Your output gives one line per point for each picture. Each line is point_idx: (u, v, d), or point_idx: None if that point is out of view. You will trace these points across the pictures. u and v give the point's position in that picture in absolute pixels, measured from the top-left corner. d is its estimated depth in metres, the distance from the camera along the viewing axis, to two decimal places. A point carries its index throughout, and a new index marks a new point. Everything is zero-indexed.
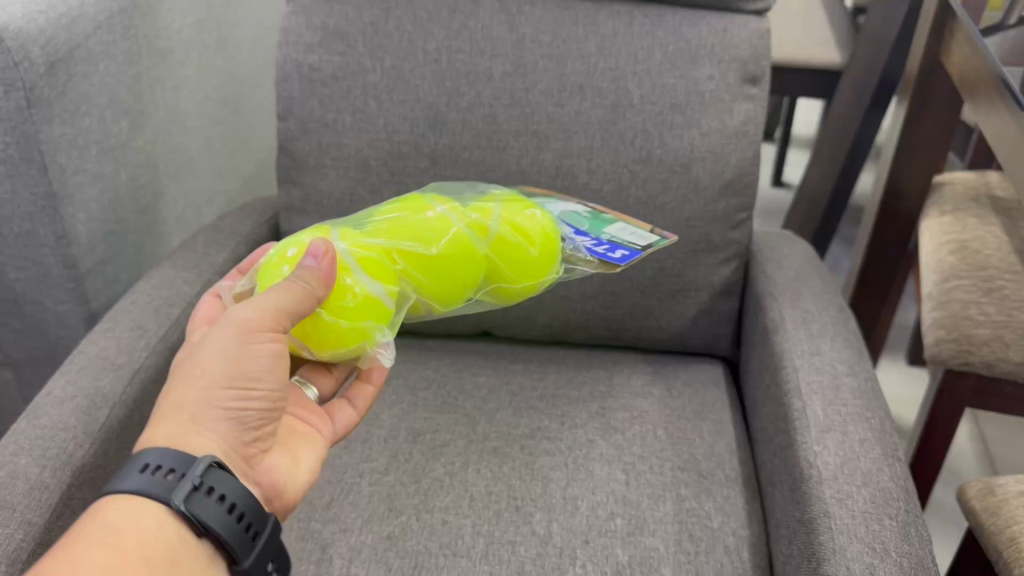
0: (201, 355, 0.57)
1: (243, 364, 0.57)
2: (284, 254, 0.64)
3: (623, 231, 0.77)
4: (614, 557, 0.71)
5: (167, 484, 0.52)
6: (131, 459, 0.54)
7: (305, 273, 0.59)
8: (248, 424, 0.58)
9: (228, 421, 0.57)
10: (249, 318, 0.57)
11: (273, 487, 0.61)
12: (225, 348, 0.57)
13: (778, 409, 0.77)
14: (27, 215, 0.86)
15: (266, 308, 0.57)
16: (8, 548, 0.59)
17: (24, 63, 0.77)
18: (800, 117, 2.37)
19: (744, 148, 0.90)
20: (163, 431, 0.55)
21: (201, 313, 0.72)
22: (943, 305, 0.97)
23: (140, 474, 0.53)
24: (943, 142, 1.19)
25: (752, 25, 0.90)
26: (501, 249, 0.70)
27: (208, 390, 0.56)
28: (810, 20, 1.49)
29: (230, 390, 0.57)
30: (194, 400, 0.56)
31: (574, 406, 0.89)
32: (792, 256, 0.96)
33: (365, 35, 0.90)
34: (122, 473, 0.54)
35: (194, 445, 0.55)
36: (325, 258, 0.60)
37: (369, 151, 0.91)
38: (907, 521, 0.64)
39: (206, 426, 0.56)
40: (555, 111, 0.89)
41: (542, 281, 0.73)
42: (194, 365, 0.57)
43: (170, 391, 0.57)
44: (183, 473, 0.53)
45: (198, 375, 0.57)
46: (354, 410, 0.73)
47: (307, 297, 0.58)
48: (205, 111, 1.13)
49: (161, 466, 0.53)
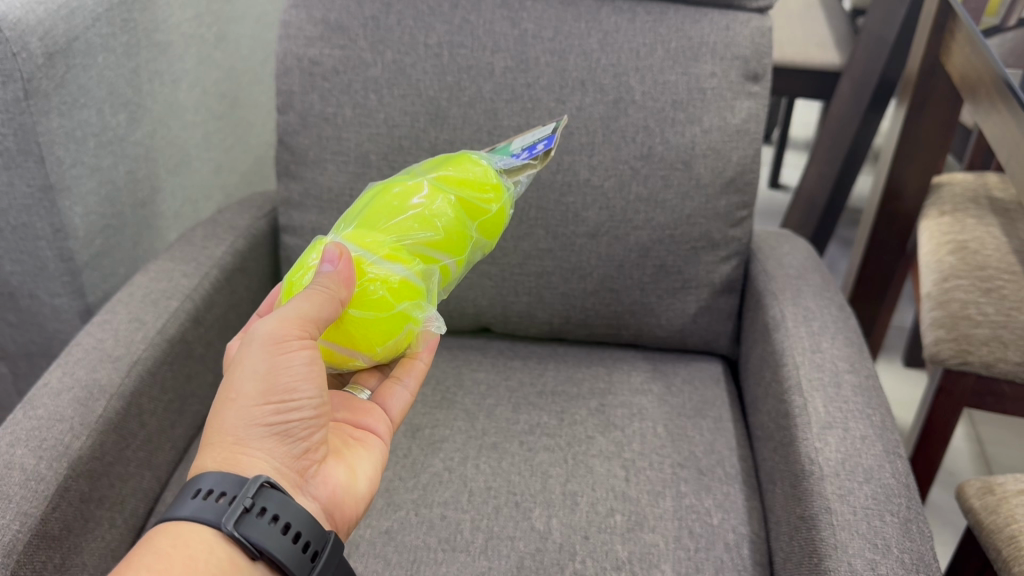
0: (235, 375, 0.56)
1: (276, 378, 0.55)
2: (297, 275, 0.61)
3: (524, 136, 0.72)
4: (614, 552, 0.71)
5: (217, 508, 0.51)
6: (186, 487, 0.54)
7: (326, 277, 0.56)
8: (295, 437, 0.56)
9: (273, 438, 0.55)
10: (272, 330, 0.55)
11: (334, 500, 0.59)
12: (257, 365, 0.55)
13: (779, 406, 0.77)
14: (24, 207, 0.85)
15: (288, 318, 0.55)
16: (4, 539, 0.58)
17: (22, 54, 0.76)
18: (797, 118, 2.38)
19: (745, 146, 0.90)
20: (211, 457, 0.54)
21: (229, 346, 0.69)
22: (942, 305, 0.97)
23: (195, 500, 0.52)
24: (942, 143, 1.19)
25: (755, 22, 0.90)
26: (470, 191, 0.65)
27: (246, 410, 0.55)
28: (809, 22, 1.49)
29: (268, 407, 0.55)
30: (235, 422, 0.55)
31: (573, 402, 0.89)
32: (792, 255, 0.96)
33: (366, 29, 0.90)
34: (177, 499, 0.53)
35: (242, 468, 0.54)
36: (342, 259, 0.57)
37: (368, 145, 0.91)
38: (909, 517, 0.63)
39: (251, 446, 0.55)
40: (556, 107, 0.89)
41: (507, 199, 0.67)
42: (231, 386, 0.55)
43: (211, 415, 0.56)
44: (234, 495, 0.52)
45: (234, 397, 0.55)
46: (407, 390, 0.71)
47: (330, 301, 0.56)
48: (203, 105, 1.12)
49: (212, 491, 0.52)
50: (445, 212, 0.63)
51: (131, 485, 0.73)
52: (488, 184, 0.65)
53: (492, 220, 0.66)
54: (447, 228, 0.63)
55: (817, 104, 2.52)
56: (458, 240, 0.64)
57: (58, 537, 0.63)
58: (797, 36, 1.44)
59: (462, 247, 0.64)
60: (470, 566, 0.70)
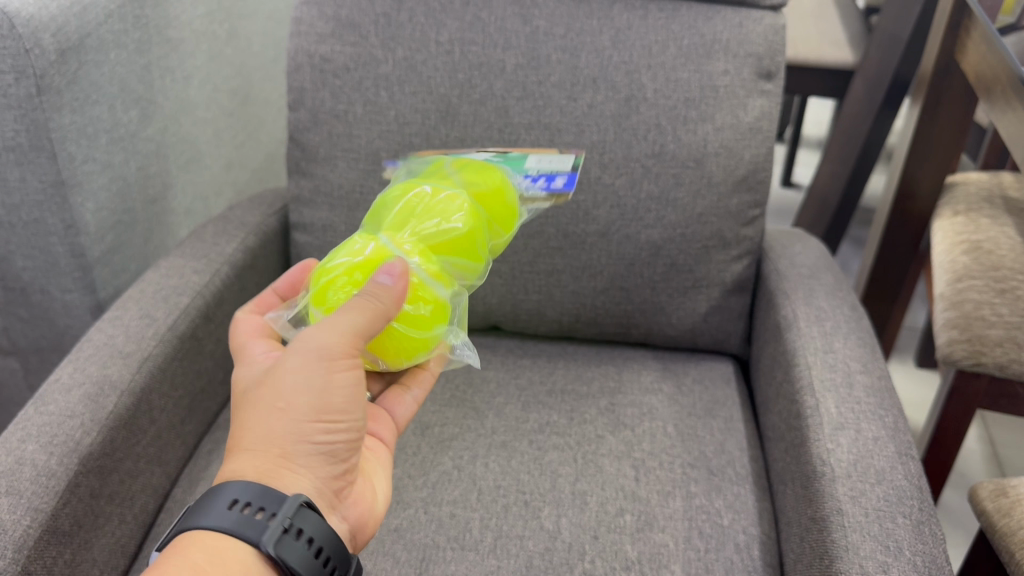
0: (283, 383, 0.54)
1: (329, 398, 0.54)
2: (341, 276, 0.59)
3: (541, 162, 0.74)
4: (624, 553, 0.71)
5: (256, 524, 0.51)
6: (219, 491, 0.53)
7: (385, 293, 0.55)
8: (337, 458, 0.56)
9: (318, 456, 0.55)
10: (328, 345, 0.54)
11: (358, 517, 0.60)
12: (311, 380, 0.54)
13: (790, 406, 0.76)
14: (35, 203, 0.86)
15: (343, 332, 0.54)
16: (15, 534, 0.59)
17: (35, 50, 0.76)
18: (809, 117, 2.37)
19: (758, 144, 0.89)
20: (254, 466, 0.53)
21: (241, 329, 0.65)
22: (956, 306, 0.96)
23: (231, 510, 0.51)
24: (956, 142, 1.18)
25: (769, 20, 0.89)
26: (498, 208, 0.64)
27: (296, 424, 0.54)
28: (823, 21, 1.48)
29: (318, 425, 0.54)
30: (282, 437, 0.54)
31: (583, 401, 0.88)
32: (805, 254, 0.95)
33: (377, 26, 0.89)
34: (210, 505, 0.52)
35: (287, 484, 0.53)
36: (400, 277, 0.55)
37: (379, 143, 0.91)
38: (921, 519, 0.63)
39: (297, 462, 0.54)
40: (568, 104, 0.88)
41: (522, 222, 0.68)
42: (280, 396, 0.54)
43: (253, 418, 0.55)
44: (274, 514, 0.51)
45: (283, 408, 0.54)
46: (415, 399, 0.70)
47: (382, 318, 0.55)
48: (214, 101, 1.12)
49: (252, 504, 0.52)
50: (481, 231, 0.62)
51: (141, 481, 0.73)
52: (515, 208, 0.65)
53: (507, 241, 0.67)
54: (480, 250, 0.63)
55: (830, 103, 2.51)
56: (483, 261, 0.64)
57: (69, 533, 0.63)
58: (810, 35, 1.44)
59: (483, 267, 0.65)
60: (479, 565, 0.70)
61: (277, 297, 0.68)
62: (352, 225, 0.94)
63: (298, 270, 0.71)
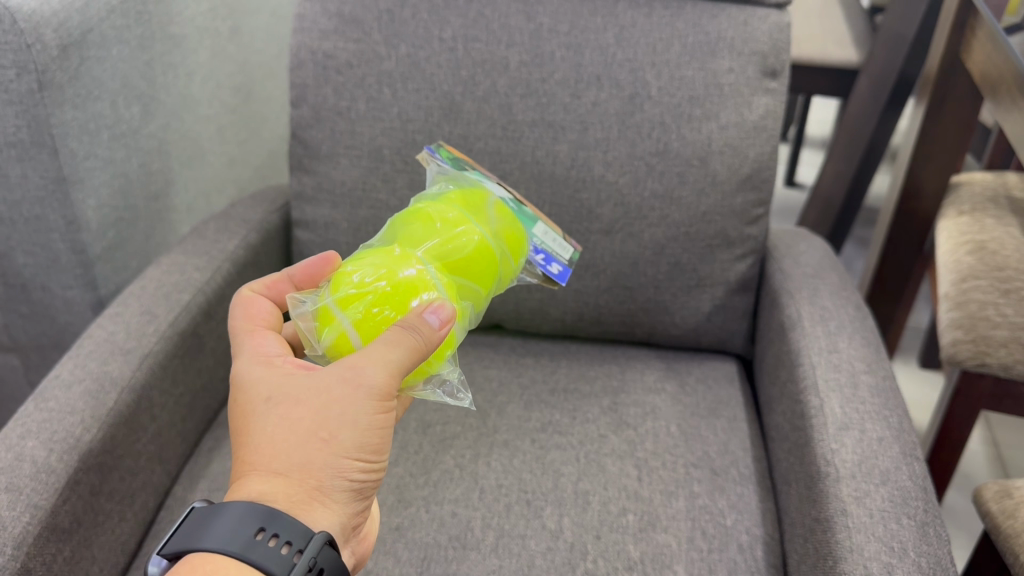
0: (324, 412, 0.50)
1: (371, 436, 0.51)
2: (373, 291, 0.52)
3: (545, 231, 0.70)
4: (626, 552, 0.70)
5: (280, 559, 0.47)
6: (237, 514, 0.48)
7: (436, 334, 0.51)
8: (362, 493, 0.53)
9: (348, 492, 0.51)
10: (380, 384, 0.50)
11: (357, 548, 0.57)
12: (355, 416, 0.50)
13: (795, 406, 0.76)
14: (37, 199, 0.85)
15: (394, 369, 0.50)
16: (14, 531, 0.58)
17: (37, 45, 0.76)
18: (812, 116, 2.36)
19: (763, 143, 0.89)
20: (282, 497, 0.49)
21: (241, 313, 0.59)
22: (960, 306, 0.95)
23: (255, 540, 0.47)
24: (961, 142, 1.18)
25: (774, 17, 0.88)
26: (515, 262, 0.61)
27: (337, 459, 0.50)
28: (828, 20, 1.47)
29: (356, 463, 0.51)
30: (317, 473, 0.49)
31: (586, 400, 0.88)
32: (809, 254, 0.95)
33: (380, 22, 0.89)
34: (228, 526, 0.48)
35: (316, 520, 0.50)
36: (448, 321, 0.51)
37: (382, 140, 0.90)
38: (926, 521, 0.62)
39: (330, 497, 0.50)
40: (571, 102, 0.88)
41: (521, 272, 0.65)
42: (317, 428, 0.49)
43: (283, 442, 0.50)
44: (299, 549, 0.48)
45: (324, 439, 0.49)
46: None
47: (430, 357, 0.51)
48: (217, 98, 1.12)
49: (278, 535, 0.48)
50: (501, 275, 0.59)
51: (141, 478, 0.72)
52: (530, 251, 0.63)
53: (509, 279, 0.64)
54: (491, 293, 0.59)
55: (835, 102, 2.50)
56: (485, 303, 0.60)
57: (68, 530, 0.63)
58: (816, 34, 1.43)
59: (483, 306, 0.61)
60: (481, 564, 0.69)
61: (292, 282, 0.62)
62: (355, 222, 0.93)
63: (319, 258, 0.62)
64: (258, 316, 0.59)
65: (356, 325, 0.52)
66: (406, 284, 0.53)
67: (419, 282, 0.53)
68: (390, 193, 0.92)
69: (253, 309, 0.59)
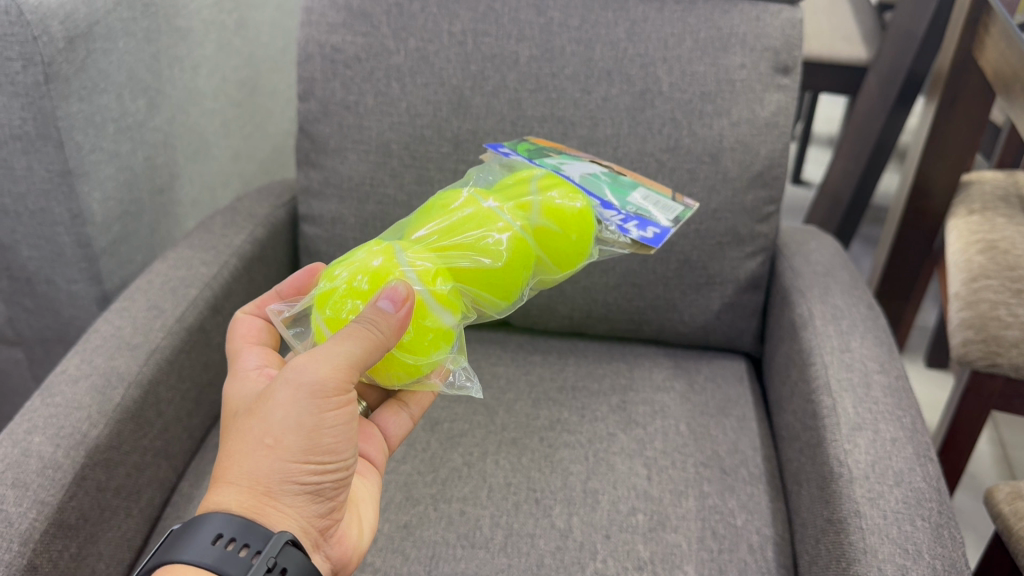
0: (270, 416, 0.51)
1: (320, 436, 0.51)
2: (342, 286, 0.56)
3: (648, 201, 0.69)
4: (636, 552, 0.70)
5: (239, 562, 0.48)
6: (197, 522, 0.49)
7: (382, 322, 0.51)
8: (324, 496, 0.53)
9: (304, 495, 0.52)
10: (322, 379, 0.51)
11: (343, 560, 0.57)
12: (301, 414, 0.50)
13: (807, 406, 0.75)
14: (42, 192, 0.85)
15: (338, 363, 0.51)
16: (20, 527, 0.58)
17: (43, 37, 0.76)
18: (820, 113, 2.35)
19: (774, 140, 0.88)
20: (235, 501, 0.50)
21: (241, 332, 0.64)
22: (971, 306, 0.94)
23: (213, 547, 0.48)
24: (973, 140, 1.17)
25: (786, 13, 0.88)
26: (551, 244, 0.61)
27: (284, 462, 0.50)
28: (837, 16, 1.46)
29: (308, 465, 0.51)
30: (266, 476, 0.50)
31: (594, 398, 0.87)
32: (819, 252, 0.94)
33: (389, 16, 0.88)
34: (189, 535, 0.49)
35: (270, 522, 0.50)
36: (404, 304, 0.53)
37: (390, 134, 0.90)
38: (941, 522, 0.62)
39: (283, 500, 0.51)
40: (581, 97, 0.87)
41: (581, 262, 0.63)
42: (265, 431, 0.50)
43: (236, 450, 0.51)
44: (258, 549, 0.48)
45: (270, 445, 0.50)
46: (410, 417, 0.67)
47: (377, 348, 0.52)
48: (223, 91, 1.11)
49: (233, 538, 0.48)
50: (515, 259, 0.59)
51: (147, 474, 0.72)
52: (578, 229, 0.61)
53: (563, 263, 0.62)
54: (507, 277, 0.59)
55: (843, 100, 2.49)
56: (512, 288, 0.61)
57: (75, 526, 0.62)
58: (824, 30, 1.42)
59: (512, 292, 0.61)
60: (489, 563, 0.69)
61: (280, 297, 0.66)
62: (362, 217, 0.93)
63: (305, 271, 0.67)
64: (250, 333, 0.64)
65: (327, 321, 0.55)
66: (375, 273, 0.55)
67: (388, 271, 0.56)
68: (398, 188, 0.91)
69: (244, 327, 0.64)
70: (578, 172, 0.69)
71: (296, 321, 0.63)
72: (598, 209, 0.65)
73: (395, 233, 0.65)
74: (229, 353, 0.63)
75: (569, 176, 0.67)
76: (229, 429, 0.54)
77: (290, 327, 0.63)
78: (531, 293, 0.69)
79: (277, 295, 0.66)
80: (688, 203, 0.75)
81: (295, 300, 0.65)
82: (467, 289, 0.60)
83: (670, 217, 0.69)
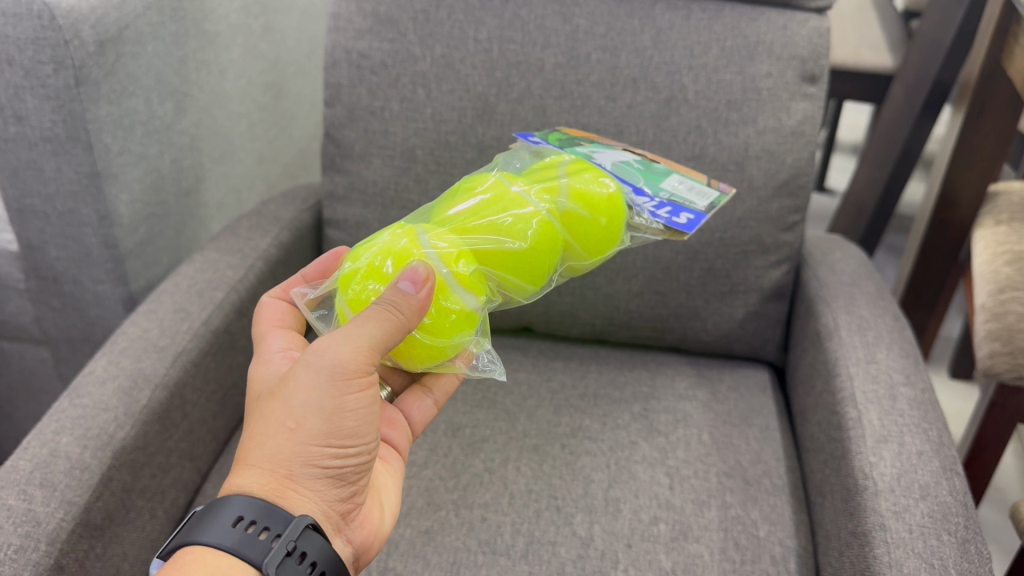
0: (292, 400, 0.51)
1: (340, 419, 0.51)
2: (364, 267, 0.56)
3: (682, 187, 0.69)
4: (657, 562, 0.70)
5: (259, 545, 0.48)
6: (219, 504, 0.50)
7: (402, 302, 0.51)
8: (346, 480, 0.53)
9: (325, 479, 0.52)
10: (342, 362, 0.50)
11: (365, 545, 0.57)
12: (321, 396, 0.50)
13: (832, 417, 0.75)
14: (70, 194, 0.85)
15: (359, 346, 0.51)
16: (48, 527, 0.58)
17: (74, 41, 0.76)
18: (844, 121, 2.34)
19: (801, 149, 0.88)
20: (257, 483, 0.50)
21: (267, 315, 0.64)
22: (997, 318, 0.93)
23: (234, 530, 0.49)
24: (1000, 151, 1.15)
25: (814, 22, 0.87)
26: (581, 229, 0.61)
27: (306, 446, 0.50)
28: (863, 23, 1.46)
29: (329, 447, 0.51)
30: (287, 458, 0.50)
31: (616, 406, 0.87)
32: (844, 261, 0.94)
33: (416, 22, 0.89)
34: (211, 518, 0.50)
35: (292, 505, 0.50)
36: (424, 285, 0.52)
37: (415, 140, 0.90)
38: (967, 537, 0.61)
39: (305, 484, 0.51)
40: (607, 104, 0.87)
41: (613, 248, 0.63)
42: (286, 414, 0.51)
43: (258, 434, 0.51)
44: (278, 533, 0.49)
45: (292, 428, 0.50)
46: (434, 403, 0.67)
47: (398, 329, 0.51)
48: (249, 95, 1.12)
49: (253, 522, 0.49)
50: (544, 242, 0.59)
51: (172, 475, 0.72)
52: (607, 212, 0.61)
53: (595, 247, 0.62)
54: (535, 259, 0.59)
55: (868, 108, 2.48)
56: (540, 274, 0.60)
57: (100, 526, 0.63)
58: (850, 37, 1.42)
59: (542, 276, 0.61)
60: (511, 570, 0.69)
61: (304, 280, 0.66)
62: (386, 222, 0.93)
63: (329, 254, 0.67)
64: (276, 317, 0.65)
65: (349, 303, 0.56)
66: (397, 254, 0.56)
67: (409, 252, 0.56)
68: (422, 193, 0.91)
69: (269, 311, 0.65)
70: (610, 160, 0.69)
71: (321, 304, 0.64)
72: (631, 196, 0.65)
73: (421, 216, 0.65)
74: (254, 335, 0.63)
75: (601, 165, 0.67)
76: (253, 412, 0.54)
77: (315, 310, 0.63)
78: (559, 280, 0.68)
79: (302, 278, 0.66)
80: (723, 190, 0.74)
81: (318, 283, 0.65)
82: (493, 272, 0.59)
83: (703, 200, 0.69)
